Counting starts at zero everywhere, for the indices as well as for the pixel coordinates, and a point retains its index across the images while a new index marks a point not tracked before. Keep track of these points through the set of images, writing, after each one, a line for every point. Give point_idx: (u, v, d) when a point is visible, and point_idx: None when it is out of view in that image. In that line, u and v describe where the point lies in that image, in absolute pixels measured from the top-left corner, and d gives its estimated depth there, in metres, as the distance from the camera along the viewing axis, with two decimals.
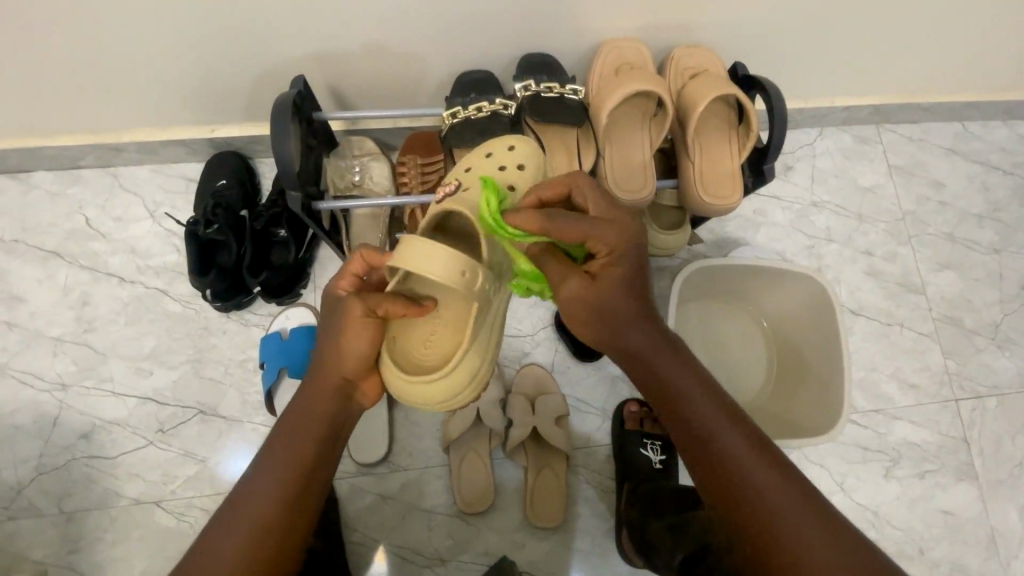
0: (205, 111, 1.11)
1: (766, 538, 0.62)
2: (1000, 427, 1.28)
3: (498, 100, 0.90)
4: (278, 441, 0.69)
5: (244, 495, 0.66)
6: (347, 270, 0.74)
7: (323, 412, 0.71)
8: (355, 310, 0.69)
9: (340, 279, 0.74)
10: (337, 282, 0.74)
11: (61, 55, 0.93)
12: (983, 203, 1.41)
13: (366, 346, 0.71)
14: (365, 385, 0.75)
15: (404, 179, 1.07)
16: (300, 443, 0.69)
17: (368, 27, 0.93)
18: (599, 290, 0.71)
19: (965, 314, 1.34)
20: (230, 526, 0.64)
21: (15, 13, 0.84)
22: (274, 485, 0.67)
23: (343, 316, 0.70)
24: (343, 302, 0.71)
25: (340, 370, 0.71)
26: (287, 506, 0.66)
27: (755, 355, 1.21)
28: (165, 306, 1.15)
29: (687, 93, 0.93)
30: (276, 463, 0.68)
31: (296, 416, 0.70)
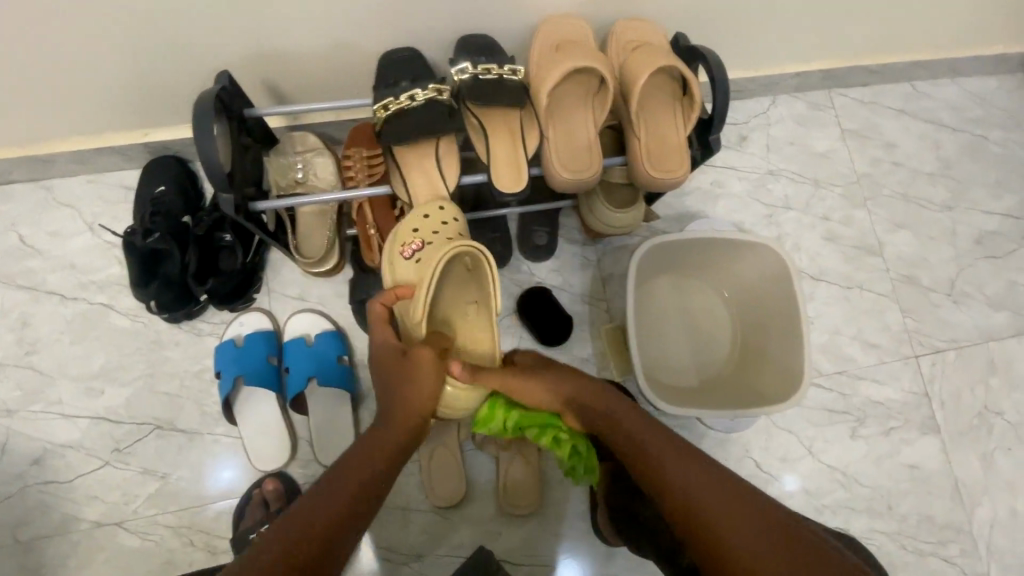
0: (135, 115, 1.06)
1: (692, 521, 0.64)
2: (960, 379, 1.31)
3: (430, 85, 0.85)
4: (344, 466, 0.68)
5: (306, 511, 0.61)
6: (377, 317, 0.82)
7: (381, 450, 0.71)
8: (427, 355, 0.77)
9: (382, 330, 0.82)
10: (382, 331, 0.81)
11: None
12: (935, 161, 1.43)
13: (435, 386, 0.77)
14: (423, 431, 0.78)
15: (350, 173, 1.01)
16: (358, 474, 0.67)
17: (295, 15, 0.89)
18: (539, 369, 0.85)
19: (922, 272, 1.36)
20: (286, 538, 0.58)
21: None
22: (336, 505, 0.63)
23: (415, 362, 0.77)
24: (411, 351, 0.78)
25: (414, 412, 0.75)
26: (340, 529, 0.61)
27: (718, 328, 1.22)
28: (112, 321, 1.11)
29: (628, 67, 0.91)
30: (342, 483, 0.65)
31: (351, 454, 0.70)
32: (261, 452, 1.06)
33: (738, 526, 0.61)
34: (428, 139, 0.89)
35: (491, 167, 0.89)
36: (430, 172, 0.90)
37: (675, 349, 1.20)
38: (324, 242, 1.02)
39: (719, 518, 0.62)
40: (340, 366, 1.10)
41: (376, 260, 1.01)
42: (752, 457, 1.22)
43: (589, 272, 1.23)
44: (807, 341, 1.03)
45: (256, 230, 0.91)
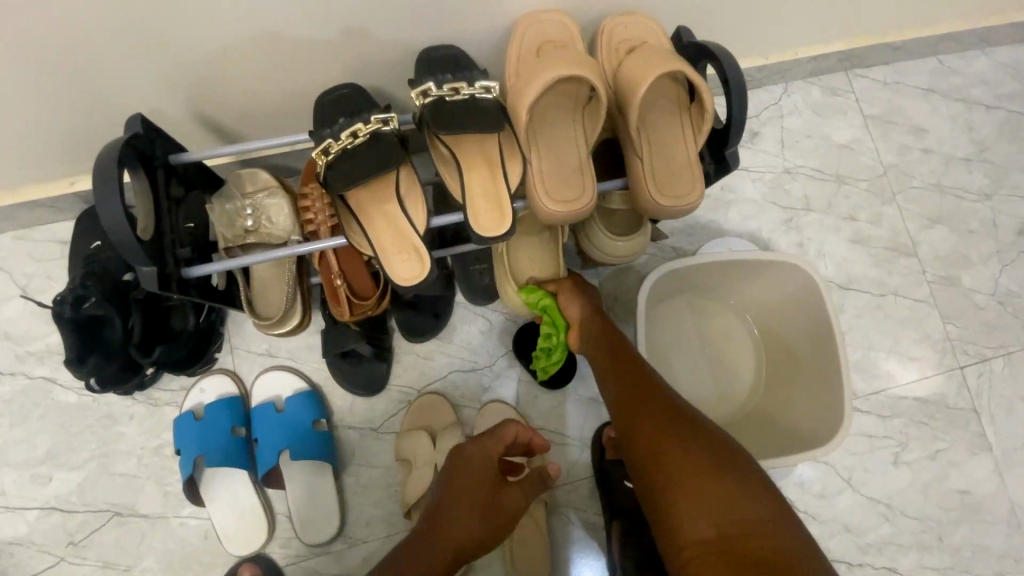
0: (57, 163, 0.92)
1: (644, 442, 0.68)
2: (1011, 389, 1.18)
3: (375, 116, 0.72)
4: (424, 538, 0.73)
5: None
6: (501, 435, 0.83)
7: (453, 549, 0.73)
8: (516, 503, 0.82)
9: (494, 446, 0.83)
10: (492, 445, 0.83)
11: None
12: (969, 144, 1.28)
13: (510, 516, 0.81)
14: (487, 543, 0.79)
15: (309, 217, 0.86)
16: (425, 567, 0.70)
17: (220, 41, 0.74)
18: (583, 299, 0.90)
19: (962, 271, 1.22)
20: None
21: None
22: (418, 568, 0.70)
23: (507, 500, 0.81)
24: (506, 487, 0.82)
25: (486, 539, 0.77)
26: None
27: (740, 355, 1.09)
28: (56, 397, 0.98)
29: (624, 74, 0.77)
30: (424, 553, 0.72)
31: (419, 542, 0.73)
32: (235, 535, 0.95)
33: (686, 459, 0.64)
34: (389, 177, 0.75)
35: (468, 205, 0.75)
36: (395, 219, 0.76)
37: (692, 383, 1.06)
38: (283, 298, 0.88)
39: (669, 446, 0.66)
40: (316, 431, 0.97)
41: (345, 313, 0.88)
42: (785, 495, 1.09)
43: None
44: (846, 374, 0.90)
45: (193, 298, 0.77)
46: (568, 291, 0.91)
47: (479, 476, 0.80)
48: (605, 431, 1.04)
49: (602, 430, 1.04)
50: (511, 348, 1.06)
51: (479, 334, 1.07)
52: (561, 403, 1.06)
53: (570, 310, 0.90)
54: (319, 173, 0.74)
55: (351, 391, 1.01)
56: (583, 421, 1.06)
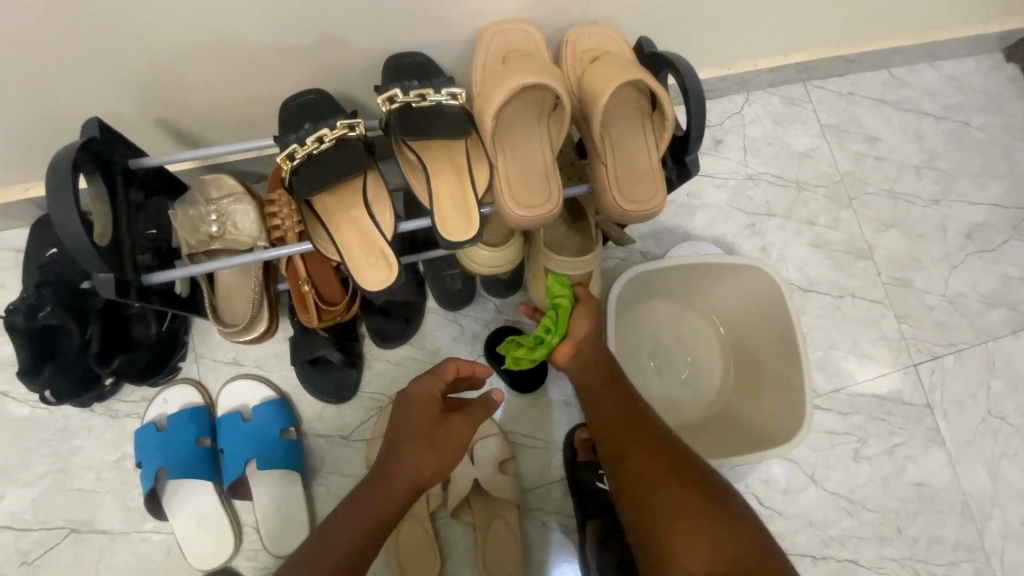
0: (10, 167, 0.89)
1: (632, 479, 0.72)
2: (961, 385, 1.24)
3: (340, 122, 0.72)
4: (360, 494, 0.70)
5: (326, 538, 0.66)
6: (443, 372, 0.80)
7: (409, 484, 0.71)
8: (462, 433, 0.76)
9: (435, 381, 0.80)
10: (433, 382, 0.80)
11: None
12: (919, 153, 1.35)
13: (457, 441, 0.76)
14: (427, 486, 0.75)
15: (275, 223, 0.85)
16: (376, 510, 0.69)
17: (182, 47, 0.74)
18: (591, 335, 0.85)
19: (915, 273, 1.28)
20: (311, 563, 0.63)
21: None
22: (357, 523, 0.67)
23: (450, 433, 0.75)
24: (449, 415, 0.77)
25: (428, 478, 0.73)
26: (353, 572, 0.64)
27: (707, 357, 1.11)
28: (8, 411, 0.94)
29: (587, 82, 0.78)
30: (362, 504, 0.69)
31: (369, 490, 0.70)
32: (200, 548, 0.92)
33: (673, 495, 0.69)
34: (357, 182, 0.75)
35: (435, 209, 0.76)
36: (361, 223, 0.75)
37: (662, 386, 1.09)
38: (249, 304, 0.86)
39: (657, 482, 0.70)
40: (284, 440, 0.96)
41: (313, 319, 0.86)
42: (753, 492, 1.12)
43: None
44: (806, 373, 0.93)
45: (153, 305, 0.75)
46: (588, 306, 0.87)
47: (421, 404, 0.77)
48: (576, 434, 1.05)
49: (573, 432, 1.05)
50: (482, 353, 1.07)
51: (450, 340, 1.07)
52: (532, 407, 1.07)
53: (579, 328, 0.85)
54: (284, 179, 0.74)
55: (320, 399, 1.00)
56: (554, 423, 1.07)
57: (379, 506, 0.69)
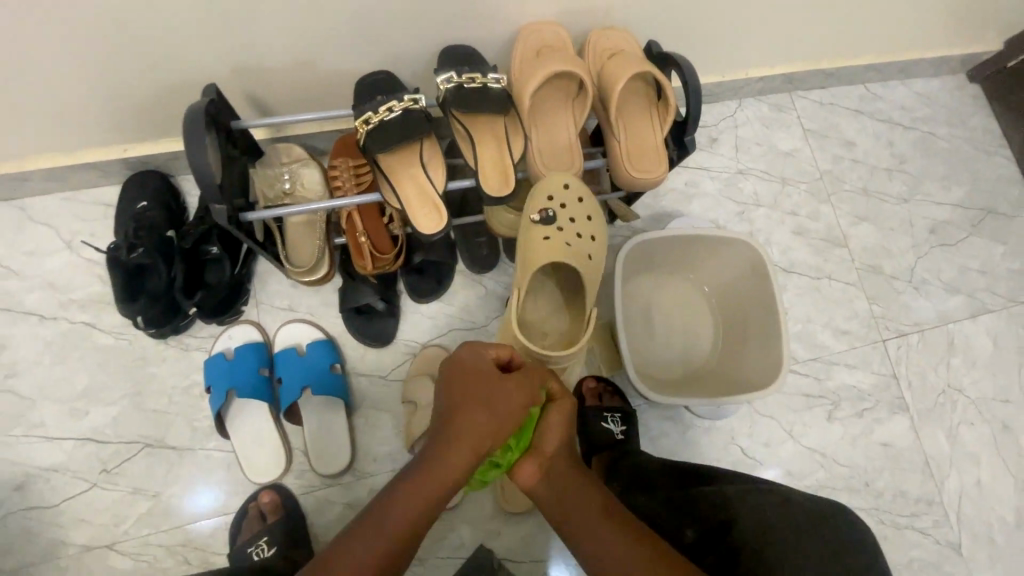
0: (115, 130, 1.05)
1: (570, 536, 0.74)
2: (924, 360, 1.39)
3: (407, 96, 0.89)
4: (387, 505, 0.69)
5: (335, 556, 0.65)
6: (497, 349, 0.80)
7: (443, 483, 0.71)
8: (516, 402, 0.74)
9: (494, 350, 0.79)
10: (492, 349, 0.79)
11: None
12: (890, 157, 1.53)
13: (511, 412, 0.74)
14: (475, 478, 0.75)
15: (337, 183, 1.03)
16: (403, 514, 0.68)
17: (278, 31, 0.90)
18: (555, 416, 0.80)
19: (885, 261, 1.45)
20: None
21: None
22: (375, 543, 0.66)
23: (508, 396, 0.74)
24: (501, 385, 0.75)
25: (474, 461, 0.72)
26: None
27: (700, 322, 1.27)
28: (95, 340, 1.09)
29: (607, 73, 0.95)
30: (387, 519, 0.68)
31: (384, 505, 0.69)
32: (257, 464, 1.06)
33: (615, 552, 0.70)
34: (416, 147, 0.92)
35: (480, 172, 0.93)
36: (419, 180, 0.92)
37: (660, 346, 1.25)
38: (314, 251, 1.03)
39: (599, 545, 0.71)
40: (332, 375, 1.10)
41: (367, 266, 1.03)
42: (737, 443, 1.27)
43: None
44: (784, 333, 1.08)
45: (248, 242, 0.93)
46: (562, 412, 0.80)
47: (476, 372, 0.76)
48: (585, 382, 1.22)
49: (582, 381, 1.23)
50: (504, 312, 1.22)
51: (477, 298, 1.22)
52: None
53: (548, 438, 0.79)
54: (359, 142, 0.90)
55: (364, 343, 1.15)
56: None
57: (411, 506, 0.69)
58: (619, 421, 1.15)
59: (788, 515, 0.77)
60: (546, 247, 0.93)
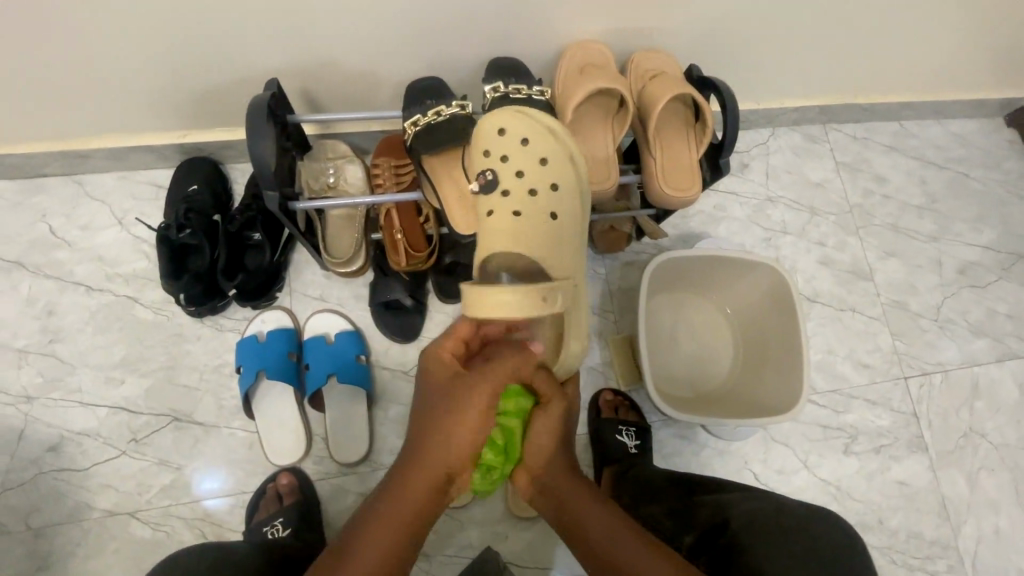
0: (175, 117, 1.11)
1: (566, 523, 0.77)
2: (946, 401, 1.38)
3: (454, 102, 0.93)
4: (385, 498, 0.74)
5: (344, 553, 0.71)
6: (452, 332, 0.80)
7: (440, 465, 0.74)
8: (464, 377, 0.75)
9: (444, 343, 0.79)
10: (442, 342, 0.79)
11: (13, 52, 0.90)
12: (922, 195, 1.53)
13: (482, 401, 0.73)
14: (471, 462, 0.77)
15: (379, 181, 1.09)
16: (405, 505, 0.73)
17: (338, 34, 0.95)
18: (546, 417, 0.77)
19: (910, 298, 1.44)
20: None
21: None
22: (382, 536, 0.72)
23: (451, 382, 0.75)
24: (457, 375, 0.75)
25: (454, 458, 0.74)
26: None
27: (720, 343, 1.28)
28: (136, 313, 1.14)
29: (647, 92, 0.98)
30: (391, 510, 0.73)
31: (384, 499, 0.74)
32: (278, 446, 1.09)
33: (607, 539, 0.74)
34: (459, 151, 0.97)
35: None
36: (459, 180, 0.96)
37: (679, 363, 1.26)
38: (352, 244, 1.08)
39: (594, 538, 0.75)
40: (358, 366, 1.13)
41: (401, 262, 1.06)
42: (751, 468, 1.26)
43: (598, 287, 1.29)
44: (806, 366, 1.08)
45: (293, 230, 0.99)
46: (549, 416, 0.77)
47: (440, 371, 0.77)
48: (603, 394, 1.23)
49: (601, 393, 1.23)
50: None
51: None
52: None
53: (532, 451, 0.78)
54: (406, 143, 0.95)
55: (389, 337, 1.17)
56: (583, 384, 1.23)
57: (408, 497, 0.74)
58: (634, 435, 1.16)
59: (782, 517, 0.83)
60: (494, 219, 0.87)
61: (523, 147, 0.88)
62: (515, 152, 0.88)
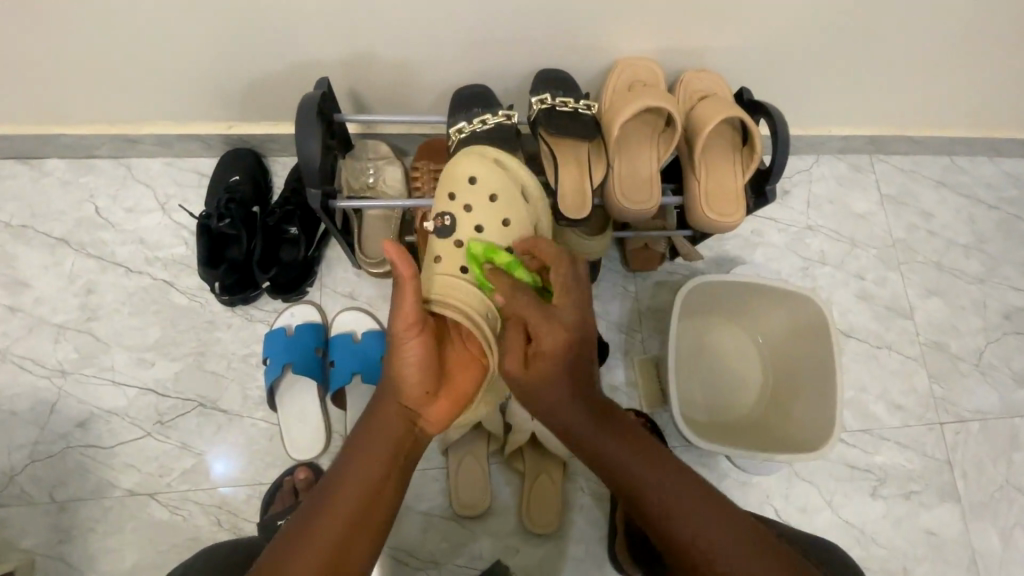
0: (221, 108, 1.12)
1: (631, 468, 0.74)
2: (983, 451, 1.32)
3: (501, 112, 0.95)
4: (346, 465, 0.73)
5: (301, 528, 0.68)
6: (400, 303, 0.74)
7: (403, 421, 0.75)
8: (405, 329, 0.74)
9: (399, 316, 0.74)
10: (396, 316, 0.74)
11: (76, 39, 0.93)
12: (970, 234, 1.47)
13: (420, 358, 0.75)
14: (428, 412, 0.77)
15: (417, 184, 1.09)
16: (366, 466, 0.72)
17: (389, 37, 0.96)
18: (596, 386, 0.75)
19: (951, 340, 1.39)
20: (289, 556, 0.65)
21: (60, 11, 0.87)
22: (347, 497, 0.70)
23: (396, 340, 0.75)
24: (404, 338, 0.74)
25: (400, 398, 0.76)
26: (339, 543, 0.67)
27: (749, 372, 1.25)
28: (171, 298, 1.16)
29: (696, 114, 0.97)
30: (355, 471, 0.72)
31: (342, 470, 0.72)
32: (298, 440, 1.10)
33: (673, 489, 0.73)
34: None
35: (559, 191, 0.95)
36: None
37: (705, 389, 1.24)
38: (386, 246, 1.10)
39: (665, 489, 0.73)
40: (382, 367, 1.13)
41: None
42: (772, 503, 1.23)
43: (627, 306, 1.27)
44: (838, 406, 1.05)
45: (331, 227, 0.98)
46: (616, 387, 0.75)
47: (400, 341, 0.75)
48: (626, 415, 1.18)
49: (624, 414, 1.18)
50: None
51: None
52: None
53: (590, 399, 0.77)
54: (450, 150, 0.97)
55: None
56: None
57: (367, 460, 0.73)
58: None
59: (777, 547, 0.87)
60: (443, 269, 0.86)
61: (479, 238, 0.87)
62: (469, 242, 0.87)
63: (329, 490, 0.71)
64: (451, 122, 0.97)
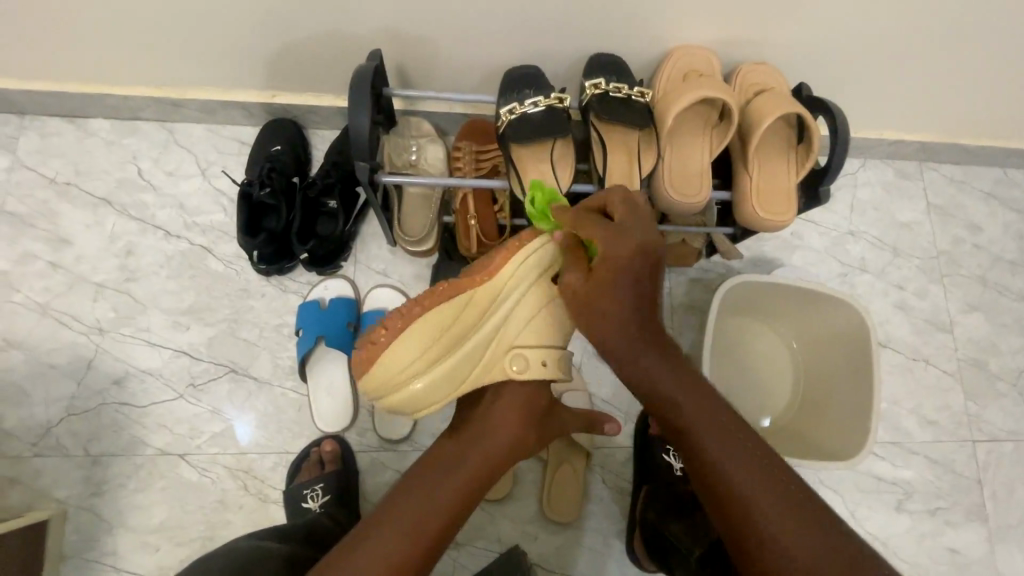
0: (266, 78, 1.12)
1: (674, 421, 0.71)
2: (1015, 473, 1.29)
3: (554, 94, 0.93)
4: (433, 471, 0.73)
5: (386, 521, 0.68)
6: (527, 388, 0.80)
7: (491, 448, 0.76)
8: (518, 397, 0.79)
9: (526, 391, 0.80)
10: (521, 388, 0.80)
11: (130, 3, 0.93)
12: (1018, 250, 1.42)
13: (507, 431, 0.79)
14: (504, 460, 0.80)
15: (459, 164, 1.10)
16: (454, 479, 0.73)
17: (442, 14, 0.94)
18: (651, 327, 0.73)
19: (990, 357, 1.35)
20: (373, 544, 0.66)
21: None
22: (430, 506, 0.70)
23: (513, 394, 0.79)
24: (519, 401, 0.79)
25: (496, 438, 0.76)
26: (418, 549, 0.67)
27: (781, 375, 1.23)
28: (208, 264, 1.17)
29: (752, 107, 0.94)
30: (445, 479, 0.72)
31: (431, 477, 0.73)
32: (325, 412, 1.11)
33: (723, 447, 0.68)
34: (549, 144, 0.96)
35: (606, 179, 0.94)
36: (545, 175, 0.96)
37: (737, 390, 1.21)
38: (424, 225, 1.10)
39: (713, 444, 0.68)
40: None
41: (471, 248, 1.06)
42: None
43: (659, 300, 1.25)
44: (874, 418, 1.04)
45: (373, 203, 0.97)
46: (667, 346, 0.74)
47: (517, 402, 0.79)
48: None
49: None
50: None
51: None
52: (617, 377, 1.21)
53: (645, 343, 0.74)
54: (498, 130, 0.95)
55: None
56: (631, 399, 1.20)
57: (454, 476, 0.73)
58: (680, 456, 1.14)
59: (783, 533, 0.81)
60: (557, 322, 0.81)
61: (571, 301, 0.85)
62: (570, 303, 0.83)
63: (411, 488, 0.72)
64: (501, 103, 0.95)
